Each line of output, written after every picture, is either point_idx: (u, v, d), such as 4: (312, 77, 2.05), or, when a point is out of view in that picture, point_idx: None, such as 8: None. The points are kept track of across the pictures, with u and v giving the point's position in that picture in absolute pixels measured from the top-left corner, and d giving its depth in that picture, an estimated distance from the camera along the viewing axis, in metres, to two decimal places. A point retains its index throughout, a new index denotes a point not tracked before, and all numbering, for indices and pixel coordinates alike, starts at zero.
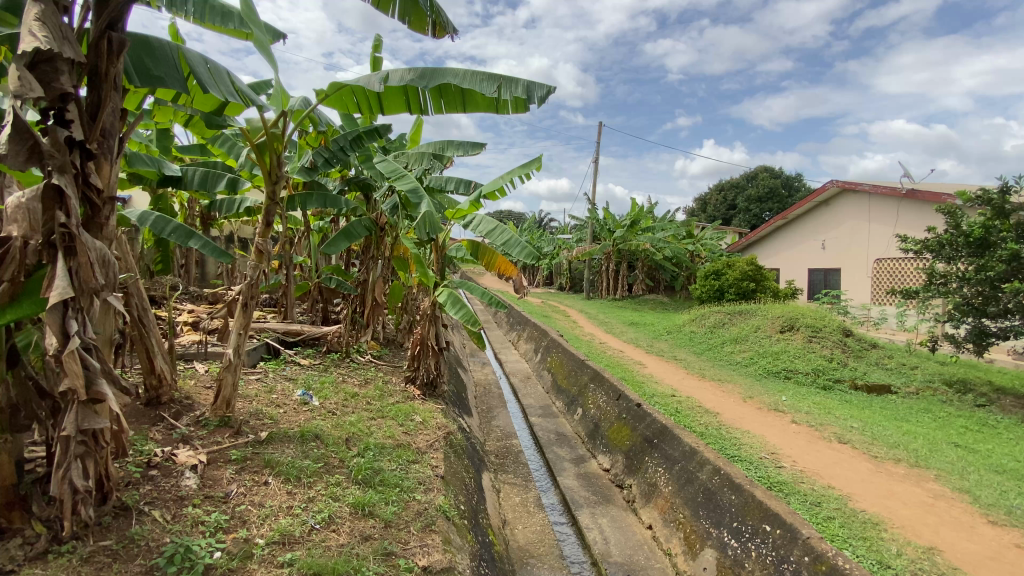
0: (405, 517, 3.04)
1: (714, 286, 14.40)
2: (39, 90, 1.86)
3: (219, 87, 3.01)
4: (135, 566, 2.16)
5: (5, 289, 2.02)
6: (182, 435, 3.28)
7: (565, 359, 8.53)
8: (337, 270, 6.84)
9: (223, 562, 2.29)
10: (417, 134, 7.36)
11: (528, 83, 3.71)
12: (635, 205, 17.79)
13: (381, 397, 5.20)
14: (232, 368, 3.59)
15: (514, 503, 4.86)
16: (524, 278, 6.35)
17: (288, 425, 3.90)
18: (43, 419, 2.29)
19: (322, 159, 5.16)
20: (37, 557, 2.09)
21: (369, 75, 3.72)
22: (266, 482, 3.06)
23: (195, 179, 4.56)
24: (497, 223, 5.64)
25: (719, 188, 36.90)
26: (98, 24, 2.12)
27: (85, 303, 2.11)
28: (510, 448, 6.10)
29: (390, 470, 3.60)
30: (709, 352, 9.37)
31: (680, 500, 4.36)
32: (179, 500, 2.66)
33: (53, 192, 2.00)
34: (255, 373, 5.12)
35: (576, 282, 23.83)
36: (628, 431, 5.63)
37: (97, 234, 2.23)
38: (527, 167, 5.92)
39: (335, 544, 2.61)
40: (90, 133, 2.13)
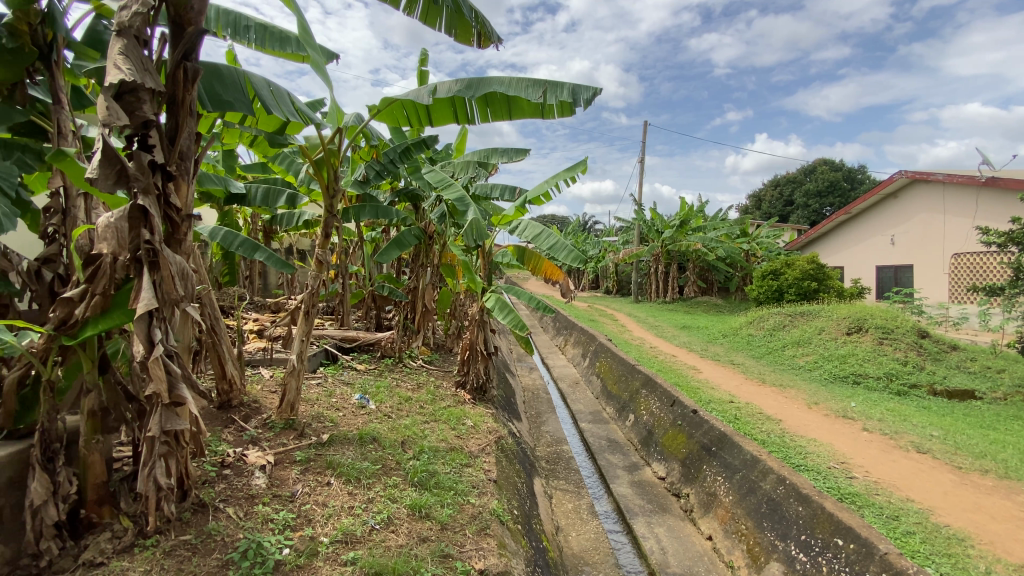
0: (460, 520, 3.08)
1: (772, 287, 13.75)
2: (125, 119, 2.04)
3: (281, 108, 3.21)
4: (213, 560, 2.30)
5: (98, 301, 2.22)
6: (251, 436, 3.48)
7: (614, 364, 8.40)
8: (389, 278, 7.04)
9: (292, 559, 2.40)
10: (462, 143, 7.49)
11: (573, 86, 3.69)
12: (685, 205, 17.30)
13: (434, 401, 5.31)
14: (295, 373, 3.77)
15: (566, 510, 4.81)
16: (570, 282, 6.27)
17: (347, 428, 4.06)
18: (130, 421, 2.47)
19: (373, 172, 5.37)
20: (124, 550, 2.27)
21: (418, 89, 3.81)
22: (328, 483, 3.18)
23: (258, 195, 4.85)
24: (543, 228, 5.61)
25: (774, 184, 35.31)
26: (174, 56, 2.29)
27: (168, 313, 2.29)
28: (561, 454, 6.05)
29: (444, 473, 3.66)
30: (768, 356, 8.94)
31: (742, 510, 4.17)
32: (250, 499, 2.82)
33: (138, 212, 2.18)
34: (316, 378, 5.35)
35: (623, 286, 23.38)
36: (684, 438, 5.44)
37: (177, 249, 2.41)
38: (573, 170, 5.88)
39: (395, 544, 2.68)
40: (170, 156, 2.31)
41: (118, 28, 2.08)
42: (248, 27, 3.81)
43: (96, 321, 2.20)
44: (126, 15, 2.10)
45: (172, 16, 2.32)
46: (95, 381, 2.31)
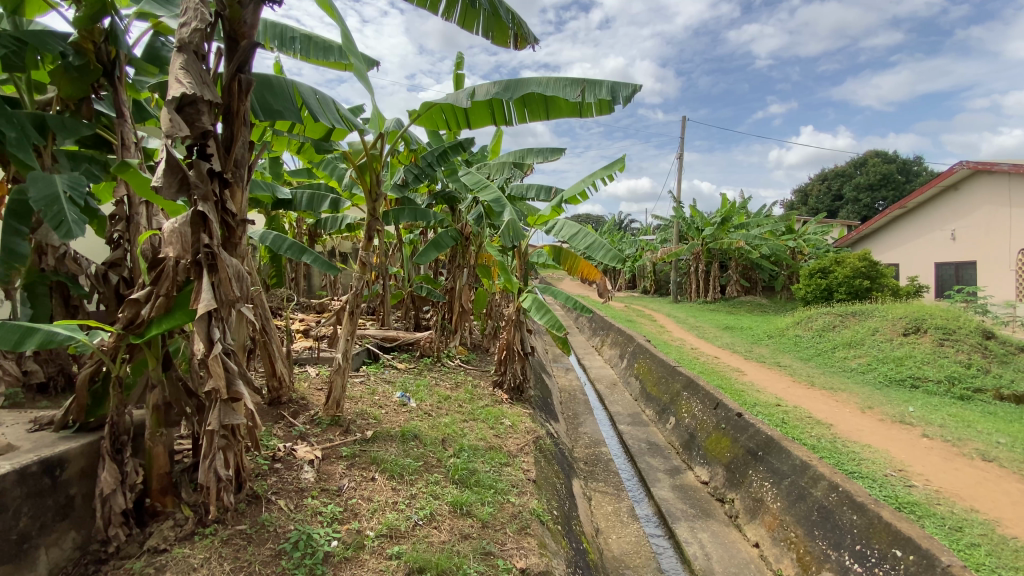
0: (500, 518, 3.10)
1: (821, 286, 13.16)
2: (186, 130, 2.17)
3: (327, 115, 3.33)
4: (267, 550, 2.41)
5: (162, 302, 2.36)
6: (300, 432, 3.61)
7: (653, 365, 8.25)
8: (427, 279, 7.16)
9: (340, 551, 2.49)
10: (498, 144, 7.54)
11: (612, 84, 3.66)
12: (726, 202, 16.81)
13: (472, 400, 5.37)
14: (341, 371, 3.89)
15: (606, 512, 4.76)
16: (607, 282, 6.17)
17: (390, 425, 4.15)
18: (190, 415, 2.60)
19: (412, 176, 5.49)
20: (186, 537, 2.41)
21: (457, 93, 3.87)
22: (373, 478, 3.27)
23: (303, 200, 5.03)
24: (580, 227, 5.56)
25: (822, 178, 33.82)
26: (230, 68, 2.41)
27: (225, 313, 2.42)
28: (599, 455, 5.99)
29: (484, 471, 3.69)
30: (818, 358, 8.56)
31: (791, 518, 4.03)
32: (300, 492, 2.93)
33: (199, 217, 2.30)
34: (359, 376, 5.50)
35: (662, 285, 22.90)
36: (728, 442, 5.28)
37: (233, 252, 2.53)
38: (610, 168, 5.80)
39: (437, 540, 2.72)
40: (226, 164, 2.43)
41: (179, 44, 2.20)
42: (293, 39, 4.00)
43: (160, 320, 2.34)
44: (186, 31, 2.21)
45: (229, 31, 2.45)
46: (159, 378, 2.45)
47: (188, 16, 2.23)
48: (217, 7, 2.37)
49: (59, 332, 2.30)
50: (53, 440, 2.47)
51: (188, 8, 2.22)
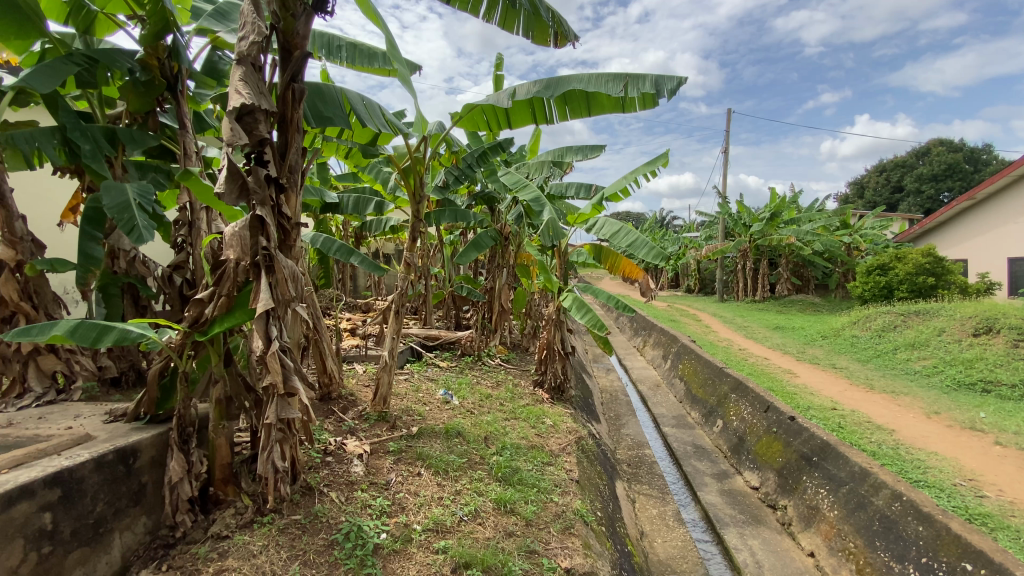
0: (545, 517, 3.11)
1: (880, 283, 12.43)
2: (245, 139, 2.29)
3: (374, 121, 3.43)
4: (320, 539, 2.51)
5: (224, 302, 2.50)
6: (349, 427, 3.74)
7: (699, 366, 8.04)
8: (468, 279, 7.25)
9: (389, 543, 2.57)
10: (537, 143, 7.54)
11: (656, 77, 3.59)
12: (775, 196, 16.16)
13: (513, 399, 5.40)
14: (387, 368, 4.01)
15: (651, 515, 4.67)
16: (650, 281, 6.05)
17: (434, 422, 4.24)
18: (249, 409, 2.73)
19: (453, 177, 5.59)
20: (246, 525, 2.54)
21: (497, 94, 3.90)
22: (419, 473, 3.35)
23: (349, 204, 5.19)
24: (622, 225, 5.48)
25: (880, 170, 31.94)
26: (284, 79, 2.52)
27: (282, 312, 2.53)
28: (643, 458, 5.88)
29: (527, 470, 3.71)
30: (877, 360, 8.09)
31: (850, 527, 3.84)
32: (350, 485, 3.03)
33: (257, 221, 2.42)
34: (403, 374, 5.64)
35: (706, 284, 22.21)
36: (780, 447, 5.08)
37: (288, 254, 2.65)
38: (652, 163, 5.69)
39: (483, 537, 2.76)
40: (281, 170, 2.55)
41: (238, 57, 2.32)
42: (340, 47, 4.14)
43: (223, 319, 2.48)
44: (245, 45, 2.33)
45: (283, 43, 2.56)
46: (221, 373, 2.60)
47: (247, 30, 2.35)
48: (273, 20, 2.49)
49: (132, 330, 2.45)
50: (126, 430, 2.66)
51: (246, 23, 2.34)
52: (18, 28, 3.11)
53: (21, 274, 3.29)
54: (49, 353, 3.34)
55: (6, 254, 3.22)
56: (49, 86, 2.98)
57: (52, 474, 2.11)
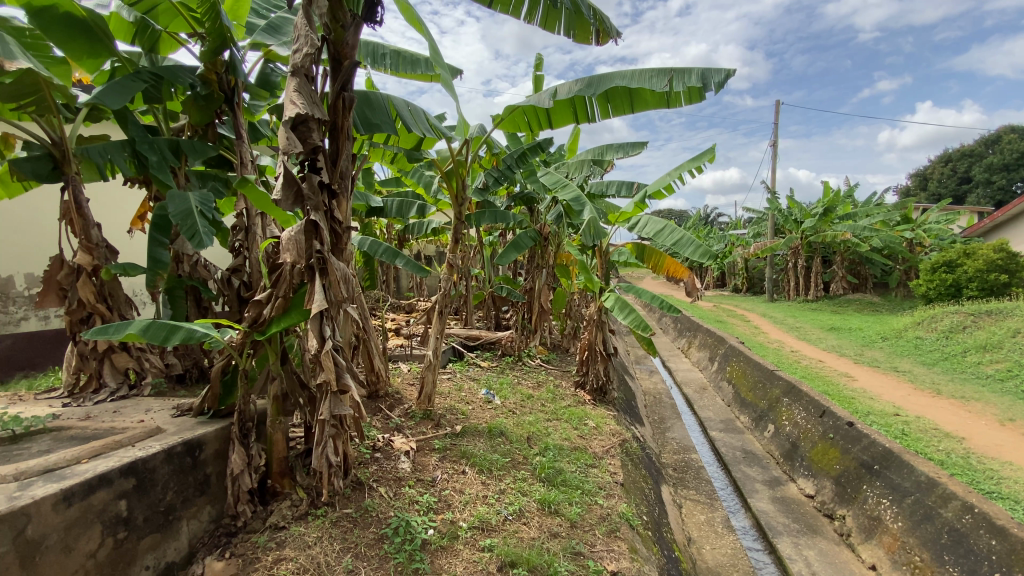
0: (589, 520, 3.08)
1: (946, 281, 11.61)
2: (300, 147, 2.39)
3: (418, 126, 3.53)
4: (371, 533, 2.59)
5: (280, 303, 2.62)
6: (396, 424, 3.84)
7: (748, 368, 7.76)
8: (508, 280, 7.28)
9: (436, 539, 2.63)
10: (576, 143, 7.49)
11: (702, 71, 3.52)
12: (829, 190, 15.37)
13: (555, 399, 5.39)
14: (431, 368, 4.09)
15: (699, 521, 4.54)
16: (696, 280, 5.88)
17: (477, 421, 4.29)
18: (303, 405, 2.84)
19: (493, 178, 5.65)
20: (301, 517, 2.65)
21: (539, 94, 3.90)
22: (463, 471, 3.40)
23: (393, 207, 5.33)
24: (666, 223, 5.35)
25: (945, 160, 29.85)
26: (335, 88, 2.62)
27: (335, 312, 2.63)
28: (689, 462, 5.73)
29: (571, 471, 3.70)
30: (944, 363, 7.57)
31: (915, 540, 3.63)
32: (398, 480, 3.11)
33: (311, 225, 2.53)
34: (446, 373, 5.73)
35: (755, 283, 21.37)
36: (837, 453, 4.83)
37: (340, 256, 2.75)
38: (697, 159, 5.54)
39: (528, 537, 2.77)
40: (333, 176, 2.65)
41: (293, 69, 2.42)
42: (384, 55, 4.26)
43: (280, 319, 2.60)
44: (298, 57, 2.43)
45: (333, 53, 2.65)
46: (278, 371, 2.72)
47: (300, 43, 2.45)
48: (324, 31, 2.59)
49: (197, 329, 2.61)
50: (192, 424, 2.83)
51: (300, 36, 2.44)
52: (92, 49, 3.36)
53: (97, 278, 3.54)
54: (122, 351, 3.57)
55: (84, 259, 3.48)
56: (119, 103, 3.21)
57: (128, 464, 2.28)
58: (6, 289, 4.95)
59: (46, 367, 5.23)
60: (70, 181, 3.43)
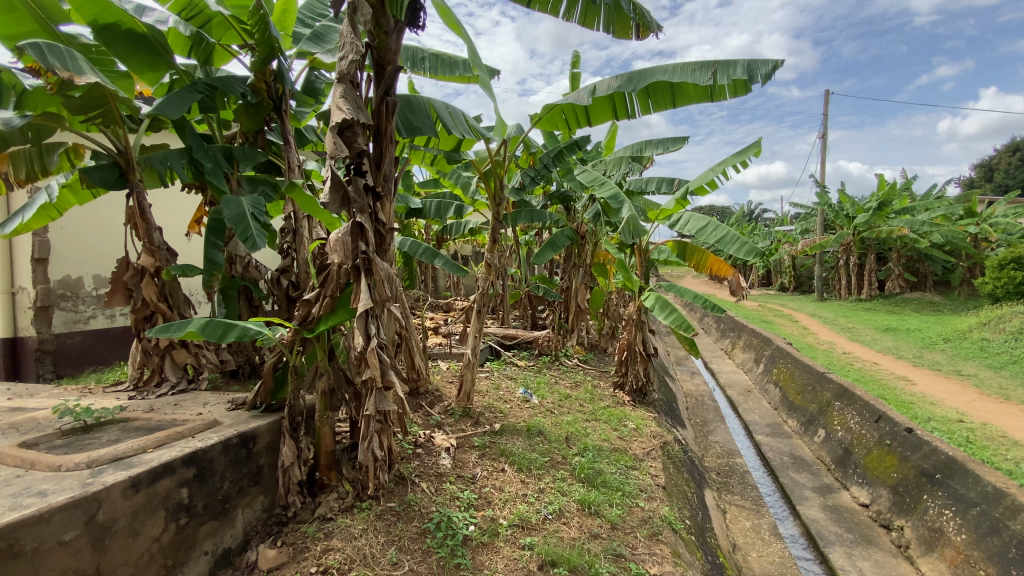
0: (630, 522, 3.05)
1: (1016, 279, 10.80)
2: (346, 151, 2.48)
3: (458, 127, 3.59)
4: (414, 527, 2.65)
5: (328, 302, 2.72)
6: (436, 421, 3.91)
7: (796, 371, 7.45)
8: (544, 279, 7.27)
9: (477, 535, 2.66)
10: (614, 140, 7.40)
11: (748, 63, 3.41)
12: (884, 183, 14.55)
13: (593, 400, 5.34)
14: (470, 366, 4.15)
15: (744, 527, 4.40)
16: (740, 278, 5.69)
17: (515, 419, 4.31)
18: (349, 401, 2.93)
19: (529, 178, 5.74)
20: (347, 509, 2.73)
21: (577, 92, 3.88)
22: (503, 469, 3.43)
23: (432, 208, 5.41)
24: (710, 219, 5.20)
25: (1014, 148, 27.73)
26: (379, 93, 2.69)
27: (379, 311, 2.71)
28: (733, 466, 5.55)
29: (611, 473, 3.66)
30: (1015, 367, 7.04)
31: (981, 553, 3.41)
32: (439, 476, 3.16)
33: (357, 227, 2.61)
34: (484, 372, 5.77)
35: (802, 282, 20.49)
36: (895, 461, 4.58)
37: (384, 257, 2.83)
38: (742, 153, 5.36)
39: (568, 536, 2.77)
40: (377, 179, 2.72)
41: (339, 76, 2.51)
42: (424, 58, 4.36)
43: (327, 317, 2.70)
44: (345, 64, 2.51)
45: (377, 59, 2.73)
46: (326, 367, 2.82)
47: (346, 50, 2.53)
48: (369, 38, 2.66)
49: (250, 327, 2.73)
50: (246, 417, 2.97)
51: (346, 44, 2.52)
52: (152, 62, 3.57)
53: (159, 278, 3.76)
54: (182, 347, 3.78)
55: (148, 261, 3.71)
56: (178, 113, 3.40)
57: (189, 454, 2.42)
58: (77, 288, 5.32)
59: (112, 362, 5.60)
60: (134, 188, 3.66)
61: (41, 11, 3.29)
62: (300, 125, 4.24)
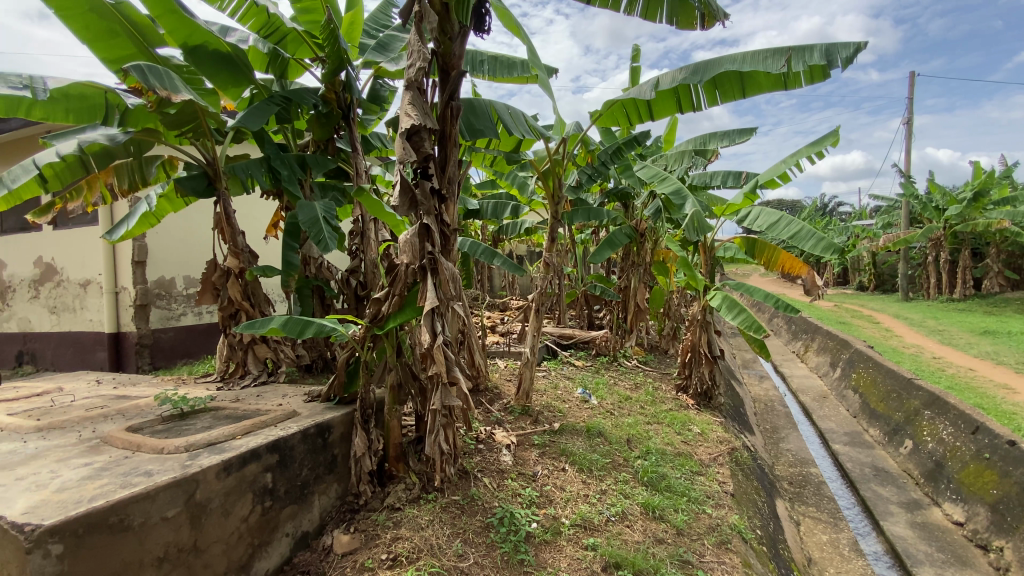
0: (697, 529, 2.96)
1: None
2: (414, 156, 2.59)
3: (518, 128, 3.63)
4: (478, 521, 2.71)
5: (396, 300, 2.83)
6: (497, 418, 3.97)
7: (878, 376, 6.91)
8: (602, 278, 7.18)
9: (539, 533, 2.68)
10: (674, 134, 7.18)
11: (827, 47, 3.20)
12: (981, 171, 13.19)
13: (655, 403, 5.21)
14: (529, 364, 4.17)
15: (820, 541, 4.14)
16: (816, 276, 5.34)
17: (575, 419, 4.30)
18: (415, 395, 3.04)
19: (587, 176, 5.65)
20: (414, 500, 2.83)
21: (639, 86, 3.81)
22: (564, 468, 3.43)
23: (489, 209, 5.49)
24: (782, 214, 4.93)
25: None
26: (444, 99, 2.78)
27: (445, 309, 2.79)
28: (808, 476, 5.22)
29: (675, 477, 3.56)
30: None
31: None
32: (501, 473, 3.21)
33: (423, 229, 2.71)
34: (542, 371, 5.79)
35: (884, 280, 18.93)
36: (994, 477, 4.16)
37: (448, 257, 2.91)
38: (818, 143, 5.04)
39: (631, 540, 2.73)
40: (442, 182, 2.81)
41: (408, 83, 2.61)
42: (482, 61, 4.44)
43: (396, 315, 2.82)
44: (413, 72, 2.61)
45: (442, 65, 2.81)
46: (394, 362, 2.95)
47: (414, 58, 2.62)
48: (434, 45, 2.75)
49: (325, 324, 2.89)
50: (321, 408, 3.16)
51: (413, 52, 2.62)
52: (234, 78, 3.86)
53: (242, 278, 4.06)
54: (263, 343, 4.07)
55: (233, 262, 4.02)
56: (257, 125, 3.65)
57: (272, 441, 2.61)
58: (170, 288, 5.85)
59: (200, 355, 6.11)
60: (221, 195, 3.98)
61: (139, 36, 3.64)
62: (366, 132, 4.44)
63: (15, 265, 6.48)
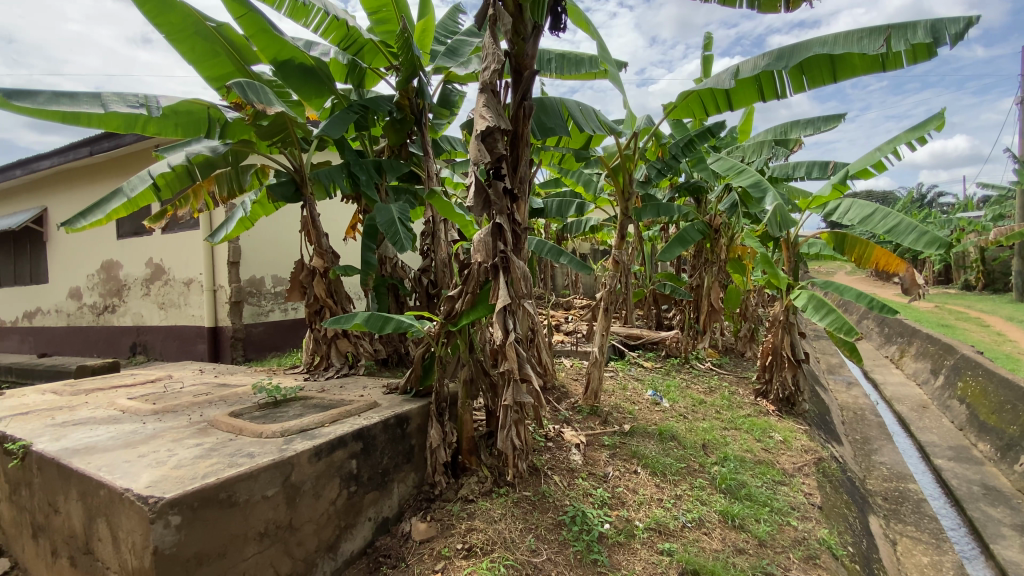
0: (781, 540, 2.81)
1: None
2: (487, 157, 2.64)
3: (588, 124, 3.61)
4: (549, 518, 2.72)
5: (469, 298, 2.91)
6: (565, 417, 3.97)
7: (990, 385, 6.18)
8: (671, 277, 6.96)
9: (613, 534, 2.66)
10: (750, 124, 6.82)
11: (933, 22, 2.91)
12: None
13: (731, 407, 4.98)
14: (598, 364, 4.13)
15: (921, 563, 3.78)
16: (916, 274, 4.85)
17: (645, 421, 4.20)
18: (486, 391, 3.12)
19: (655, 171, 5.51)
20: (486, 493, 2.90)
21: (716, 76, 3.66)
22: (636, 471, 3.36)
23: (556, 207, 5.49)
24: (878, 206, 4.56)
25: None
26: (516, 98, 2.82)
27: (516, 307, 2.84)
28: (905, 492, 4.77)
29: (756, 486, 3.40)
30: None
31: None
32: (571, 472, 3.21)
33: (496, 228, 2.76)
34: (609, 371, 5.71)
35: (997, 279, 16.85)
36: None
37: (520, 255, 2.94)
38: (921, 127, 4.58)
39: (710, 548, 2.64)
40: (514, 181, 2.85)
41: (483, 85, 2.67)
42: (550, 59, 4.44)
43: (469, 312, 2.90)
44: (487, 74, 2.67)
45: (515, 66, 2.85)
46: (466, 358, 3.04)
47: (488, 61, 2.68)
48: (507, 46, 2.79)
49: (404, 320, 3.00)
50: (399, 401, 3.32)
51: (488, 54, 2.67)
52: (318, 89, 4.13)
53: (326, 277, 4.33)
54: (344, 338, 4.32)
55: (318, 262, 4.30)
56: (339, 132, 3.88)
57: (357, 430, 2.77)
58: (261, 286, 6.35)
59: (286, 348, 6.60)
60: (307, 200, 4.26)
61: (237, 54, 3.98)
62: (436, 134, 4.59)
63: (131, 266, 7.30)
